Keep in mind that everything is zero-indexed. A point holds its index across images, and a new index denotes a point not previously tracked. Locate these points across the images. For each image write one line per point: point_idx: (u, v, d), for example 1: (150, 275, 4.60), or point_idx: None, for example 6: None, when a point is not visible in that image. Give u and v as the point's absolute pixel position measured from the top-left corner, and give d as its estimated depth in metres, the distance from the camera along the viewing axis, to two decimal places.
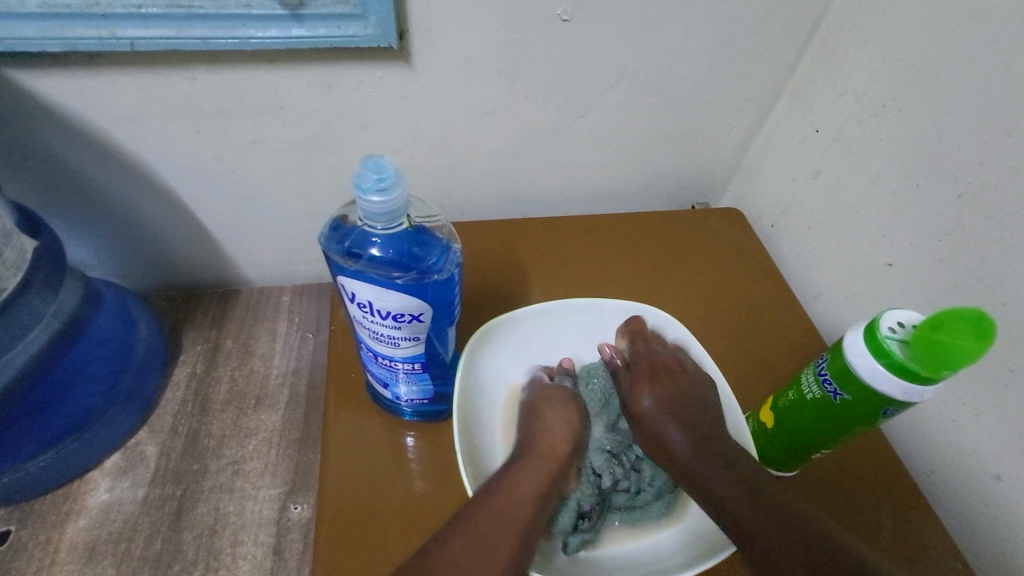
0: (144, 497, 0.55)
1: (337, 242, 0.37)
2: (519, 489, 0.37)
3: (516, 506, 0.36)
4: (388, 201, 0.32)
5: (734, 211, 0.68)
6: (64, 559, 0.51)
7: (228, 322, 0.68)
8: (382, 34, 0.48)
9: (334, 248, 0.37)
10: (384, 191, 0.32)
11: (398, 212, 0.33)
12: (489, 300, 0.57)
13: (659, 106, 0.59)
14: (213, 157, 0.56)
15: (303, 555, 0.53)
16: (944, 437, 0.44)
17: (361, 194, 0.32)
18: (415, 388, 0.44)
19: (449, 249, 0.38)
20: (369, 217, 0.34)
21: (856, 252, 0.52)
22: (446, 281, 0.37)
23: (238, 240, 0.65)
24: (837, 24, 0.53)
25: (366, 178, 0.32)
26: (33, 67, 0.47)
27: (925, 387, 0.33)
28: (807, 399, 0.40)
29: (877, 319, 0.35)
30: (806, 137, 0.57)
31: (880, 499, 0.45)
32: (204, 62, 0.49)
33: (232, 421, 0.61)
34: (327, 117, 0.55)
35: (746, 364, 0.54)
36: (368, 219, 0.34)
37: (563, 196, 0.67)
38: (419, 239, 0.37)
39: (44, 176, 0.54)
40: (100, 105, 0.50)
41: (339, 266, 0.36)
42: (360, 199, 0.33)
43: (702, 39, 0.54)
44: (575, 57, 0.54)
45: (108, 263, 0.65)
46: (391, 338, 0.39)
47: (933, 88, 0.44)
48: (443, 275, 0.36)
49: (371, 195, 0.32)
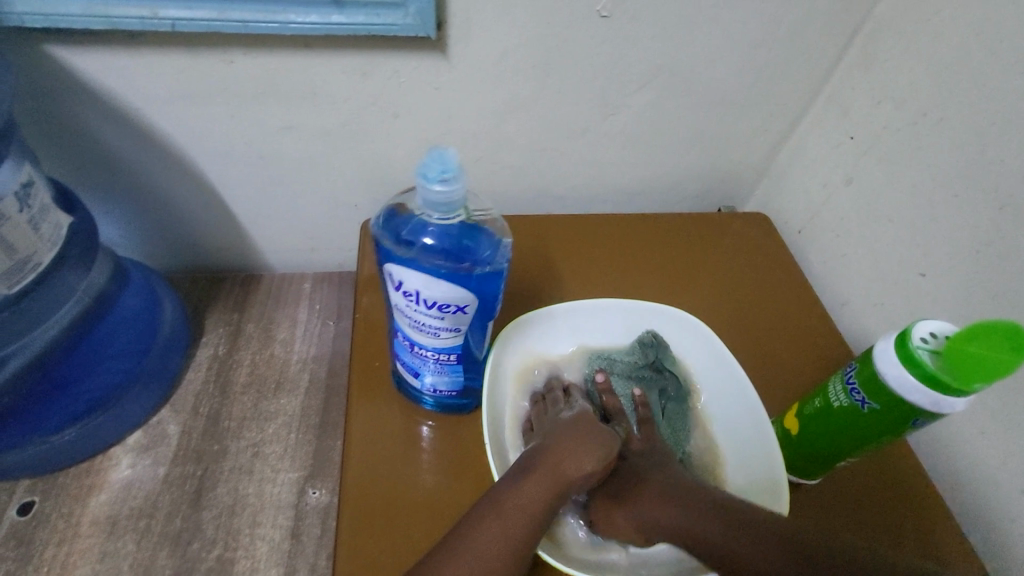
0: (165, 475, 0.56)
1: (392, 231, 0.38)
2: (522, 504, 0.36)
3: (516, 522, 0.36)
4: (449, 193, 0.33)
5: (760, 216, 0.68)
6: (85, 532, 0.52)
7: (250, 306, 0.68)
8: (420, 24, 0.47)
9: (388, 234, 0.37)
10: (448, 182, 0.33)
11: (456, 204, 0.34)
12: (514, 295, 0.57)
13: (692, 106, 0.59)
14: (244, 141, 0.56)
15: (321, 539, 0.53)
16: (972, 451, 0.44)
17: (425, 183, 0.33)
18: (445, 378, 0.44)
19: (500, 244, 0.38)
20: (427, 206, 0.34)
21: (886, 262, 0.52)
22: (495, 274, 0.36)
23: (264, 225, 0.65)
24: (878, 30, 0.52)
25: (430, 168, 0.33)
26: (74, 44, 0.47)
27: (957, 399, 0.33)
28: (834, 407, 0.39)
29: (909, 328, 0.35)
30: (840, 143, 0.57)
31: (903, 511, 0.45)
32: (242, 46, 0.49)
33: (252, 404, 0.61)
34: (359, 105, 0.55)
35: (770, 371, 0.54)
36: (427, 208, 0.34)
37: (589, 193, 0.67)
38: (471, 233, 0.37)
39: (78, 153, 0.55)
40: (137, 84, 0.50)
41: (391, 253, 0.36)
42: (422, 187, 0.33)
43: (740, 40, 0.54)
44: (610, 54, 0.53)
45: (134, 243, 0.65)
46: (433, 328, 0.39)
47: (977, 98, 0.43)
48: (493, 269, 0.36)
49: (435, 185, 0.33)
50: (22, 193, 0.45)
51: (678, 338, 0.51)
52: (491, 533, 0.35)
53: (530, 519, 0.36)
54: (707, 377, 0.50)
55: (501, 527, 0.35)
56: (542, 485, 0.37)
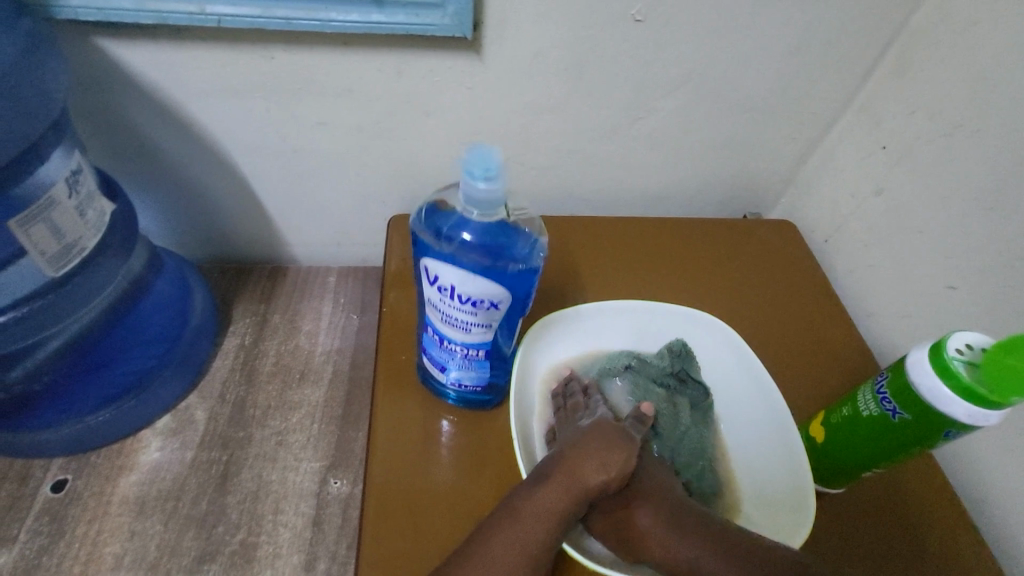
0: (192, 459, 0.57)
1: (429, 226, 0.38)
2: (536, 511, 0.37)
3: (530, 527, 0.37)
4: (491, 190, 0.34)
5: (787, 223, 0.67)
6: (115, 510, 0.53)
7: (276, 297, 0.70)
8: (457, 24, 0.48)
9: (426, 230, 0.38)
10: (491, 181, 0.34)
11: (498, 202, 0.35)
12: (537, 295, 0.58)
13: (721, 112, 0.59)
14: (279, 135, 0.58)
15: (341, 528, 0.54)
16: (1001, 467, 0.43)
17: (469, 180, 0.34)
18: (470, 373, 0.45)
19: (535, 241, 0.38)
20: (470, 203, 0.35)
21: (916, 273, 0.51)
22: (528, 271, 0.37)
23: (293, 218, 0.67)
24: (914, 40, 0.52)
25: (474, 166, 0.33)
26: (124, 37, 0.49)
27: (992, 411, 0.33)
28: (863, 416, 0.39)
29: (943, 339, 0.35)
30: (871, 153, 0.56)
31: (929, 526, 0.44)
32: (283, 42, 0.50)
33: (277, 393, 0.62)
34: (393, 102, 0.55)
35: (794, 380, 0.54)
36: (468, 205, 0.35)
37: (614, 197, 0.67)
38: (507, 229, 0.37)
39: (121, 143, 0.57)
40: (180, 77, 0.52)
41: (429, 248, 0.37)
42: (467, 184, 0.34)
43: (773, 47, 0.54)
44: (643, 58, 0.54)
45: (168, 232, 0.67)
46: (464, 323, 0.39)
47: (1016, 111, 0.43)
48: (527, 266, 0.37)
49: (479, 183, 0.34)
50: (73, 179, 0.47)
51: (705, 341, 0.52)
52: (506, 537, 0.36)
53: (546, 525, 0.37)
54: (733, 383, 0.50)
55: (517, 530, 0.37)
56: (557, 490, 0.38)
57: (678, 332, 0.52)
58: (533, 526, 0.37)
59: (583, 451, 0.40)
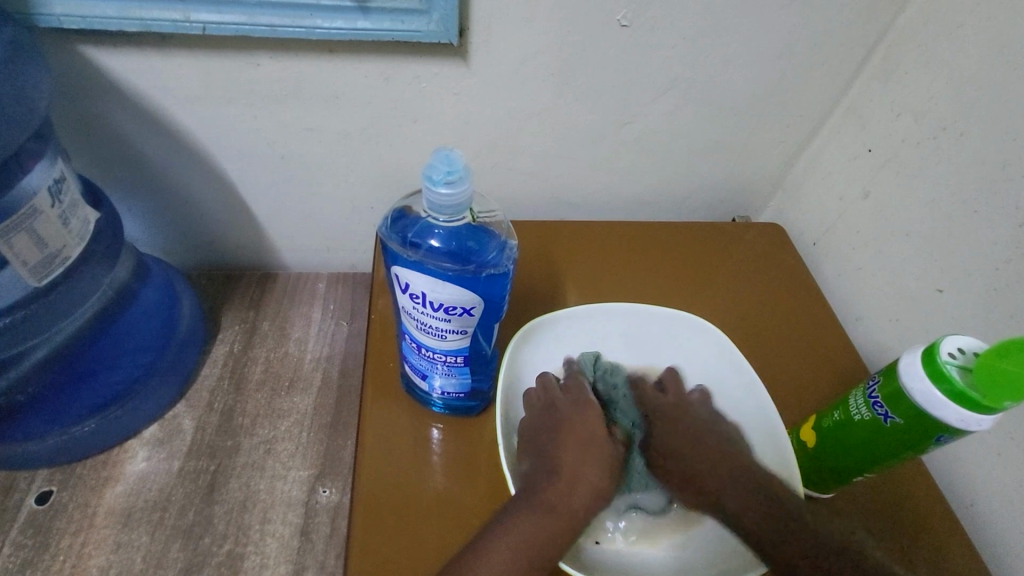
0: (179, 469, 0.56)
1: (396, 232, 0.38)
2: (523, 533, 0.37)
3: (518, 543, 0.37)
4: (455, 194, 0.33)
5: (775, 226, 0.68)
6: (101, 522, 0.53)
7: (265, 304, 0.69)
8: (443, 30, 0.48)
9: (394, 237, 0.38)
10: (453, 184, 0.33)
11: (463, 206, 0.34)
12: (525, 300, 0.57)
13: (709, 116, 0.59)
14: (266, 143, 0.58)
15: (329, 538, 0.54)
16: (990, 470, 0.43)
17: (429, 186, 0.33)
18: (453, 380, 0.45)
19: (505, 245, 0.38)
20: (434, 209, 0.34)
21: (903, 276, 0.51)
22: (500, 276, 0.37)
23: (282, 225, 0.66)
24: (899, 43, 0.52)
25: (436, 171, 0.33)
26: (109, 45, 0.48)
27: (984, 416, 0.32)
28: (854, 420, 0.39)
29: (937, 342, 0.35)
30: (858, 156, 0.56)
31: (917, 532, 0.44)
32: (269, 50, 0.50)
33: (265, 401, 0.62)
34: (380, 109, 0.55)
35: (783, 383, 0.54)
36: (432, 210, 0.34)
37: (603, 201, 0.67)
38: (476, 235, 0.37)
39: (107, 151, 0.56)
40: (165, 84, 0.52)
41: (396, 255, 0.37)
42: (428, 189, 0.34)
43: (759, 50, 0.54)
44: (629, 63, 0.54)
45: (157, 240, 0.66)
46: (439, 330, 0.39)
47: (999, 114, 0.43)
48: (498, 270, 0.36)
49: (440, 187, 0.33)
50: (56, 188, 0.47)
51: (692, 344, 0.52)
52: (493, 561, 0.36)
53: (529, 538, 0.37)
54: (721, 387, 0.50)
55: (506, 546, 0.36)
56: (545, 501, 0.38)
57: (664, 336, 0.52)
58: (523, 542, 0.37)
59: (572, 466, 0.40)
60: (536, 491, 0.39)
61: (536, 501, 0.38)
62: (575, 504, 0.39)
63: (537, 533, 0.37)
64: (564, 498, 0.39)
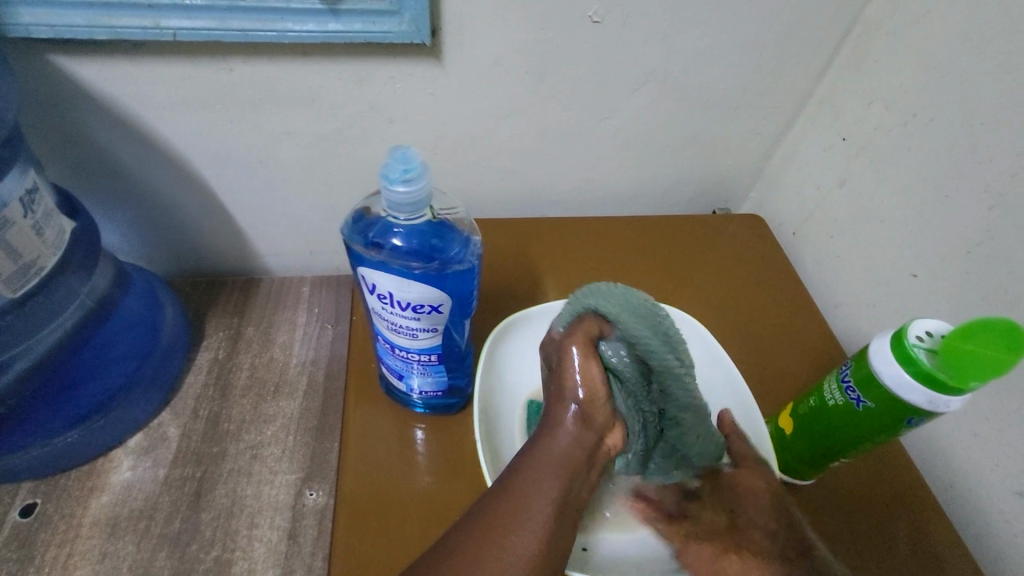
0: (164, 477, 0.56)
1: (360, 233, 0.38)
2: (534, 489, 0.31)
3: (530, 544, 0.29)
4: (413, 191, 0.33)
5: (755, 217, 0.68)
6: (86, 533, 0.53)
7: (249, 310, 0.69)
8: (415, 30, 0.48)
9: (357, 239, 0.38)
10: (410, 182, 0.33)
11: (422, 202, 0.34)
12: (507, 297, 0.58)
13: (685, 109, 0.59)
14: (244, 147, 0.57)
15: (317, 541, 0.53)
16: (967, 451, 0.43)
17: (387, 184, 0.33)
18: (429, 379, 0.45)
19: (469, 241, 0.38)
20: (394, 207, 0.34)
21: (879, 262, 0.52)
22: (467, 272, 0.37)
23: (264, 230, 0.66)
24: (869, 32, 0.53)
25: (393, 169, 0.33)
26: (79, 53, 0.48)
27: (953, 396, 0.33)
28: (828, 406, 0.39)
29: (905, 327, 0.35)
30: (832, 145, 0.57)
31: (896, 511, 0.45)
32: (241, 54, 0.50)
33: (251, 406, 0.61)
34: (356, 110, 0.55)
35: (763, 372, 0.54)
36: (392, 209, 0.34)
37: (584, 197, 0.68)
38: (439, 232, 0.37)
39: (84, 160, 0.56)
40: (139, 91, 0.52)
41: (361, 256, 0.36)
42: (386, 188, 0.33)
43: (732, 43, 0.54)
44: (604, 59, 0.54)
45: (137, 248, 0.66)
46: (410, 329, 0.39)
47: (965, 99, 0.43)
48: (463, 265, 0.36)
49: (398, 185, 0.33)
50: (28, 198, 0.46)
51: None
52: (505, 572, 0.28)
53: (541, 537, 0.30)
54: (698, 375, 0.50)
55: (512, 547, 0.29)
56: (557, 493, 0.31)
57: None
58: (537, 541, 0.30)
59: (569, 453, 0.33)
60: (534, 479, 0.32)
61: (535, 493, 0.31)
62: (575, 498, 0.32)
63: (546, 529, 0.30)
64: (570, 490, 0.32)
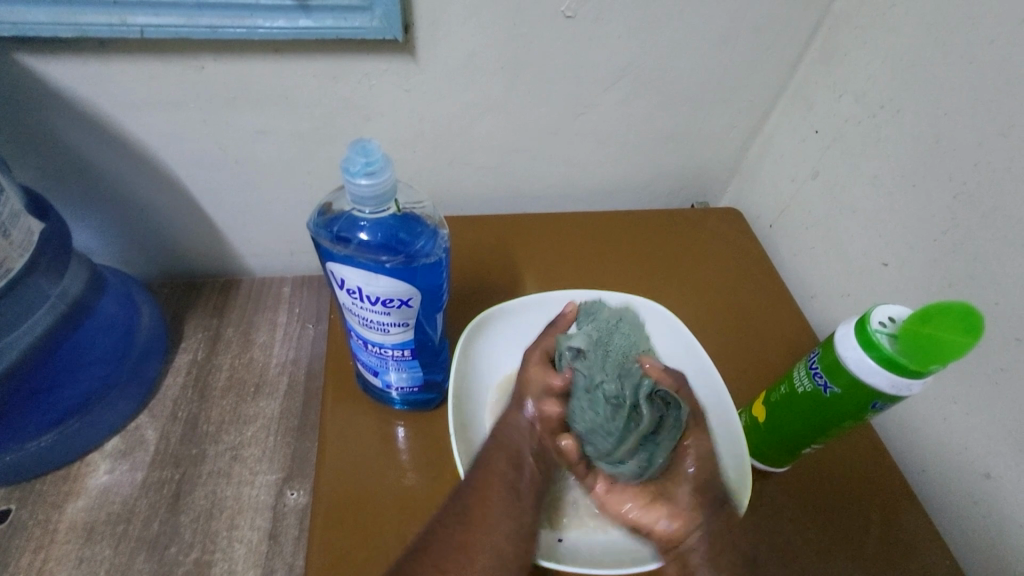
0: (143, 480, 0.56)
1: (326, 228, 0.38)
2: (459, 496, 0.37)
3: (487, 542, 0.34)
4: (376, 185, 0.33)
5: (732, 210, 0.69)
6: (62, 538, 0.52)
7: (228, 311, 0.69)
8: (387, 26, 0.48)
9: (323, 233, 0.37)
10: (373, 175, 0.33)
11: (386, 195, 0.34)
12: (487, 294, 0.58)
13: (661, 103, 0.60)
14: (217, 146, 0.57)
15: (298, 540, 0.53)
16: (936, 435, 0.44)
17: (349, 178, 0.33)
18: (405, 374, 0.45)
19: (437, 234, 0.38)
20: (358, 201, 0.34)
21: (851, 252, 0.52)
22: (435, 264, 0.37)
23: (241, 230, 0.66)
24: (838, 25, 0.53)
25: (355, 162, 0.33)
26: (44, 52, 0.47)
27: (913, 379, 0.33)
28: (798, 392, 0.40)
29: (868, 313, 0.36)
30: (806, 138, 0.58)
31: (870, 499, 0.46)
32: (212, 52, 0.49)
33: (231, 407, 0.61)
34: (332, 107, 0.55)
35: (739, 362, 0.55)
36: (357, 203, 0.34)
37: (563, 192, 0.68)
38: (407, 226, 0.38)
39: (55, 162, 0.55)
40: (108, 91, 0.51)
41: (328, 251, 0.36)
42: (348, 182, 0.33)
43: (705, 37, 0.55)
44: (578, 54, 0.54)
45: (112, 249, 0.66)
46: (381, 324, 0.39)
47: (929, 90, 0.44)
48: (431, 259, 0.37)
49: (360, 178, 0.33)
50: None
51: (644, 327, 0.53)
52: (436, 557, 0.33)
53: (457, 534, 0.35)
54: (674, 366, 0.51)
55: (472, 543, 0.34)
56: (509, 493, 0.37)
57: None
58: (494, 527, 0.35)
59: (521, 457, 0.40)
60: (484, 481, 0.38)
61: (488, 496, 0.37)
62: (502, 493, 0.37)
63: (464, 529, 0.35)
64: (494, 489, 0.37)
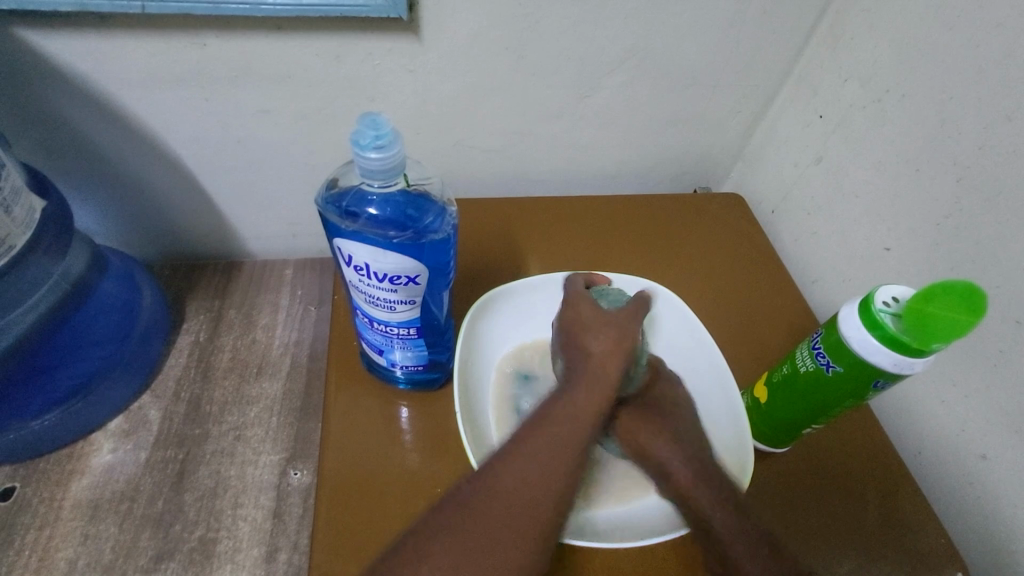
0: (147, 459, 0.56)
1: (333, 204, 0.38)
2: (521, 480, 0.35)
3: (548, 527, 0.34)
4: (386, 158, 0.33)
5: (736, 196, 0.69)
6: (67, 515, 0.52)
7: (230, 293, 0.69)
8: (392, 5, 0.47)
9: (330, 209, 0.37)
10: (383, 149, 0.33)
11: (395, 169, 0.34)
12: (491, 276, 0.58)
13: (666, 87, 0.60)
14: (220, 126, 0.56)
15: (302, 519, 0.54)
16: (934, 417, 0.45)
17: (358, 152, 0.33)
18: (410, 353, 0.45)
19: (444, 212, 0.38)
20: (367, 175, 0.34)
21: (855, 237, 0.53)
22: (443, 241, 0.37)
23: (243, 212, 0.66)
24: (844, 9, 0.53)
25: (364, 135, 0.33)
26: (42, 26, 0.47)
27: (916, 359, 0.34)
28: (801, 372, 0.40)
29: (872, 294, 0.36)
30: (811, 122, 0.57)
31: (869, 479, 0.47)
32: (214, 28, 0.49)
33: (233, 388, 0.61)
34: (334, 88, 0.55)
35: (740, 345, 0.55)
36: (365, 177, 0.34)
37: (565, 176, 0.68)
38: (415, 202, 0.38)
39: (55, 139, 0.55)
40: (108, 66, 0.50)
41: (336, 227, 0.36)
42: (357, 155, 0.33)
43: (712, 19, 0.54)
44: (584, 35, 0.54)
45: (113, 230, 0.65)
46: (387, 302, 0.39)
47: (935, 74, 0.44)
48: (439, 235, 0.37)
49: (369, 152, 0.33)
50: None
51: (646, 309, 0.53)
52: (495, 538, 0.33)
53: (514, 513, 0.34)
54: (677, 349, 0.51)
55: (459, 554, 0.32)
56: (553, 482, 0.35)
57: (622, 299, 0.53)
58: (450, 541, 0.32)
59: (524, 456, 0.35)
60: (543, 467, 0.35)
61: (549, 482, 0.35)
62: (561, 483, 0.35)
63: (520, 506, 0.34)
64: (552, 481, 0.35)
